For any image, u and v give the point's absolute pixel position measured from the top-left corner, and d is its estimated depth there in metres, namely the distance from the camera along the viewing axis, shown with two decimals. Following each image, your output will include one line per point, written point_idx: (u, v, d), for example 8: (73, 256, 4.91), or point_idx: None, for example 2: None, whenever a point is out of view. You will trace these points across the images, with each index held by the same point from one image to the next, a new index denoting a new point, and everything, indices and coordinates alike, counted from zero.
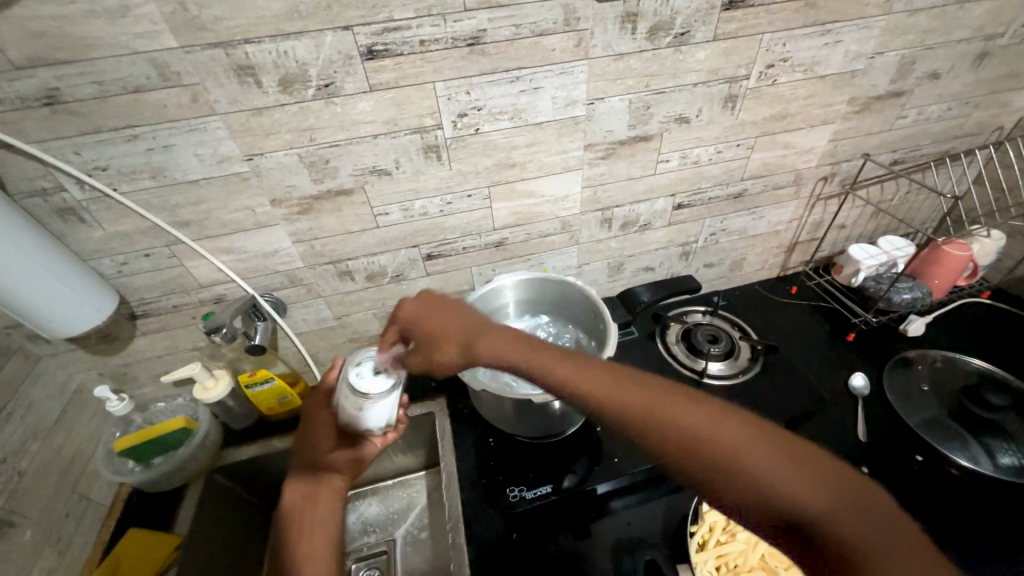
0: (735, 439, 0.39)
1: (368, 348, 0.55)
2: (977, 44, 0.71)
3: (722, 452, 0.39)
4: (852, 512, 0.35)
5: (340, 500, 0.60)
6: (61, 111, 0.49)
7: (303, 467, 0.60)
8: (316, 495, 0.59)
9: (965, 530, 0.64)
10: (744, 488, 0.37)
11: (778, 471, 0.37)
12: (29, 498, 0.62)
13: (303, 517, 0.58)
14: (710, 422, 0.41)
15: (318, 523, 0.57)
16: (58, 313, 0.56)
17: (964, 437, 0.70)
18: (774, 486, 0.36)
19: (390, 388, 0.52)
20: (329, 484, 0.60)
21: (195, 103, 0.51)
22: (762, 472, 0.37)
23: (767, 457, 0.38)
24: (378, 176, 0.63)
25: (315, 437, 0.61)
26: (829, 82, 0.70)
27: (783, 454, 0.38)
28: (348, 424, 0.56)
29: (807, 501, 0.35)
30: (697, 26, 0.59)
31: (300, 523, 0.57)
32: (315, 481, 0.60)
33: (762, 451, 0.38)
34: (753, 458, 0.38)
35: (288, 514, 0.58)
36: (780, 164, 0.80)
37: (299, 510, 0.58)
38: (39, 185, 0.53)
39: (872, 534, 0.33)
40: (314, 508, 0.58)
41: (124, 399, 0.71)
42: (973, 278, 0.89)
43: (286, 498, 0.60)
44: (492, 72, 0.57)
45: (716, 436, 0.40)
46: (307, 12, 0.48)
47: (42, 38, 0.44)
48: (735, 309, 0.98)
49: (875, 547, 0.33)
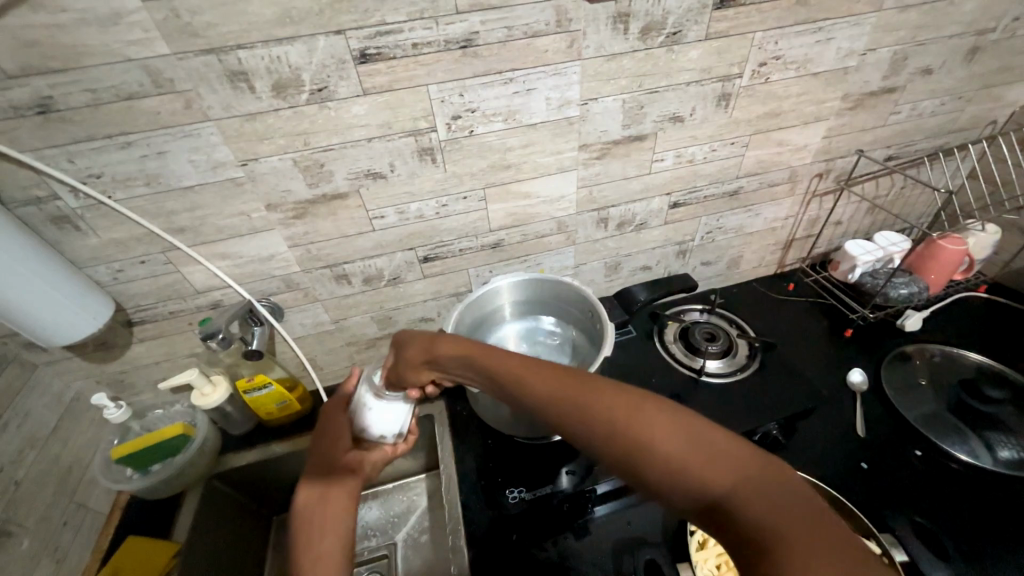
0: (640, 413, 0.34)
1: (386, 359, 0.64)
2: (968, 39, 0.72)
3: (622, 428, 0.34)
4: (764, 493, 0.30)
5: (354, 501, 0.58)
6: (54, 119, 0.49)
7: (321, 465, 0.59)
8: (331, 492, 0.57)
9: (967, 524, 0.64)
10: (647, 469, 0.33)
11: (678, 451, 0.32)
12: (26, 507, 0.62)
13: (319, 513, 0.55)
14: (612, 398, 0.36)
15: (334, 520, 0.54)
16: (56, 322, 0.56)
17: (962, 432, 0.71)
18: (674, 466, 0.32)
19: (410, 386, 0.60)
20: (345, 482, 0.58)
21: (188, 109, 0.51)
22: (666, 452, 0.32)
23: (668, 435, 0.33)
24: (374, 179, 0.63)
25: (335, 437, 0.61)
26: (822, 79, 0.70)
27: (695, 433, 0.33)
28: (364, 431, 0.59)
29: (713, 483, 0.30)
30: (689, 25, 0.59)
31: (314, 520, 0.54)
32: (332, 478, 0.58)
33: (664, 425, 0.33)
34: (653, 433, 0.33)
35: (302, 511, 0.55)
36: (775, 161, 0.80)
37: (314, 507, 0.56)
38: (33, 193, 0.53)
39: (787, 520, 0.28)
40: (330, 505, 0.56)
41: (121, 406, 0.71)
42: (969, 272, 0.90)
43: (301, 496, 0.57)
44: (485, 74, 0.57)
45: (616, 413, 0.35)
46: (299, 17, 0.48)
47: (34, 46, 0.44)
48: (732, 307, 0.98)
49: (788, 531, 0.28)
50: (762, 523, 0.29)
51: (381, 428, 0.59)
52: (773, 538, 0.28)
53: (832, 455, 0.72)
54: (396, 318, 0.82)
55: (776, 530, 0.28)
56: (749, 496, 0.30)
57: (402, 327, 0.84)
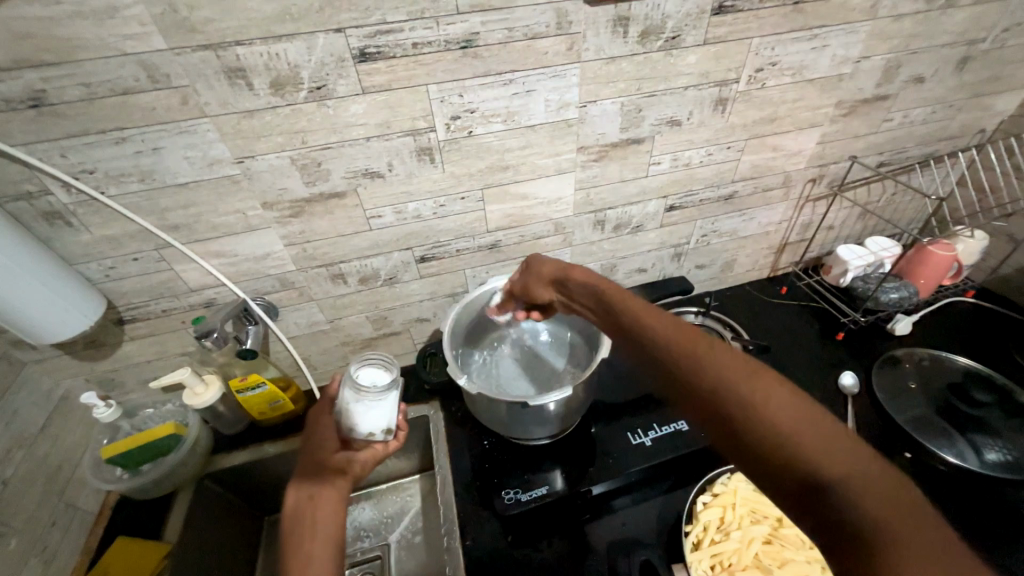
0: (764, 385, 0.36)
1: (368, 353, 0.58)
2: (959, 49, 0.73)
3: (740, 393, 0.36)
4: (877, 488, 0.31)
5: (344, 501, 0.58)
6: (46, 113, 0.48)
7: (308, 467, 0.59)
8: (320, 495, 0.57)
9: (955, 524, 0.65)
10: (747, 431, 0.35)
11: (802, 429, 0.34)
12: (14, 507, 0.61)
13: (307, 516, 0.56)
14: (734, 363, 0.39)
15: (321, 524, 0.55)
16: (45, 319, 0.55)
17: (951, 434, 0.72)
18: (793, 440, 0.33)
19: (392, 388, 0.55)
20: (334, 485, 0.58)
21: (184, 106, 0.51)
22: (780, 414, 0.35)
23: (794, 410, 0.35)
24: (371, 178, 0.62)
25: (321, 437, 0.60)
26: (817, 86, 0.71)
27: (821, 423, 0.34)
28: (351, 430, 0.57)
29: (828, 464, 0.32)
30: (687, 30, 0.60)
31: (303, 522, 0.55)
32: (320, 481, 0.58)
33: (786, 401, 0.35)
34: (773, 403, 0.35)
35: (292, 512, 0.56)
36: (770, 166, 0.81)
37: (303, 510, 0.56)
38: (24, 188, 0.52)
39: (904, 518, 0.30)
40: (319, 508, 0.56)
41: (111, 405, 0.70)
42: (958, 277, 0.91)
43: (291, 496, 0.57)
44: (485, 75, 0.57)
45: (737, 375, 0.38)
46: (298, 15, 0.48)
47: (27, 39, 0.44)
48: (727, 310, 0.99)
49: (895, 522, 0.29)
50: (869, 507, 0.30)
51: (364, 427, 0.56)
52: (883, 524, 0.29)
53: None
54: (392, 318, 0.82)
55: (885, 520, 0.29)
56: (868, 489, 0.31)
57: (397, 327, 0.84)
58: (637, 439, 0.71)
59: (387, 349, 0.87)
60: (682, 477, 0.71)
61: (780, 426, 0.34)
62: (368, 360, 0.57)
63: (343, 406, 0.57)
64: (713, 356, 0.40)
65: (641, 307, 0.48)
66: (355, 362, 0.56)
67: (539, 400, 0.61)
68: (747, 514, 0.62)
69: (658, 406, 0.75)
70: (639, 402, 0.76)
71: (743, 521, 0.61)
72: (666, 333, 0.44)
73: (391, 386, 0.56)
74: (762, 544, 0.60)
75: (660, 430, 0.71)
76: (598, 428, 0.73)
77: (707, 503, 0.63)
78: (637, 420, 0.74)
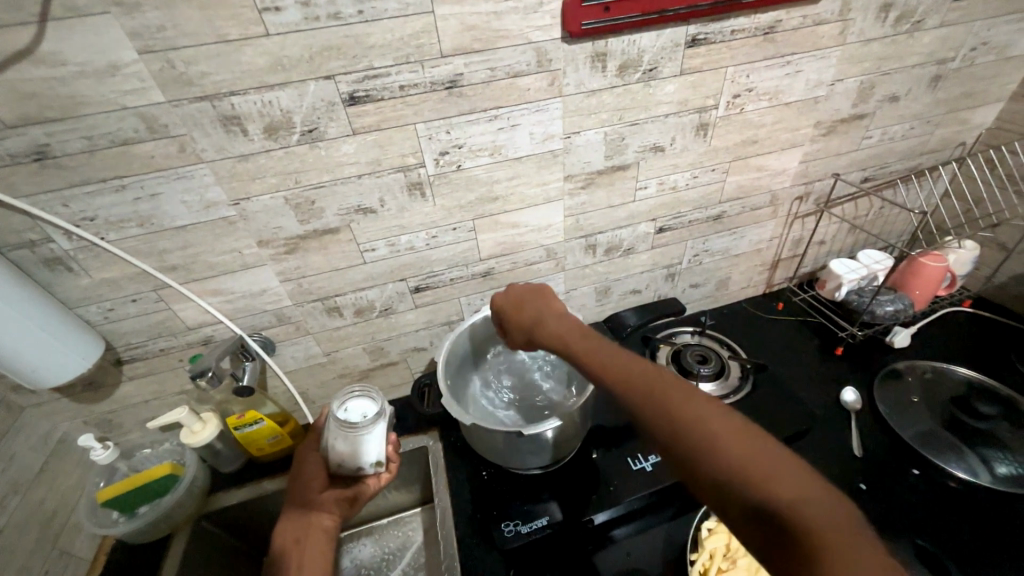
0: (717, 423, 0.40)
1: (352, 386, 0.58)
2: (930, 68, 0.75)
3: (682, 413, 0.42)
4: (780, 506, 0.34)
5: (330, 543, 0.59)
6: (50, 165, 0.50)
7: (293, 507, 0.59)
8: (306, 538, 0.58)
9: (969, 544, 0.63)
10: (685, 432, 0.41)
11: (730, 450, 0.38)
12: (8, 556, 0.60)
13: (294, 559, 0.56)
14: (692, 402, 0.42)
15: (308, 564, 0.56)
16: (44, 365, 0.56)
17: (959, 449, 0.71)
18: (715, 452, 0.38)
19: (381, 418, 0.56)
20: (320, 527, 0.58)
21: (182, 153, 0.53)
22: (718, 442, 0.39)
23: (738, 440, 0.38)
24: (364, 214, 0.64)
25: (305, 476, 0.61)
26: (795, 109, 0.73)
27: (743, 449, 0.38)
28: (342, 463, 0.57)
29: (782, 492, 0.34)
30: (663, 62, 0.62)
31: (290, 565, 0.56)
32: (306, 523, 0.58)
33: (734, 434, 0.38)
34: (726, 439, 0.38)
35: (277, 555, 0.57)
36: (756, 186, 0.82)
37: (289, 553, 0.57)
38: (26, 237, 0.54)
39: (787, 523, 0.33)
40: (303, 552, 0.57)
41: (109, 447, 0.70)
42: (952, 288, 0.92)
43: (276, 540, 0.58)
44: (470, 112, 0.59)
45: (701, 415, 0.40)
46: (289, 65, 0.50)
47: (32, 98, 0.46)
48: (724, 328, 0.99)
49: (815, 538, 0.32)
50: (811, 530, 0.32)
51: (357, 459, 0.56)
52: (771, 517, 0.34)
53: (830, 477, 0.71)
54: (389, 349, 0.82)
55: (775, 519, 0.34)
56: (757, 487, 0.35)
57: (394, 357, 0.84)
58: (638, 464, 0.70)
59: (385, 379, 0.87)
60: (685, 503, 0.70)
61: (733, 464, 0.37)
62: (352, 393, 0.57)
63: (331, 441, 0.57)
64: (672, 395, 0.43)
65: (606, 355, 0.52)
66: (339, 397, 0.56)
67: (534, 429, 0.60)
68: None
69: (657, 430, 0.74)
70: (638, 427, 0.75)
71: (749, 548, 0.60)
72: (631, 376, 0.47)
73: (379, 417, 0.56)
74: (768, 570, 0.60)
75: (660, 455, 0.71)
76: (599, 454, 0.72)
77: (713, 529, 0.61)
78: (636, 445, 0.73)
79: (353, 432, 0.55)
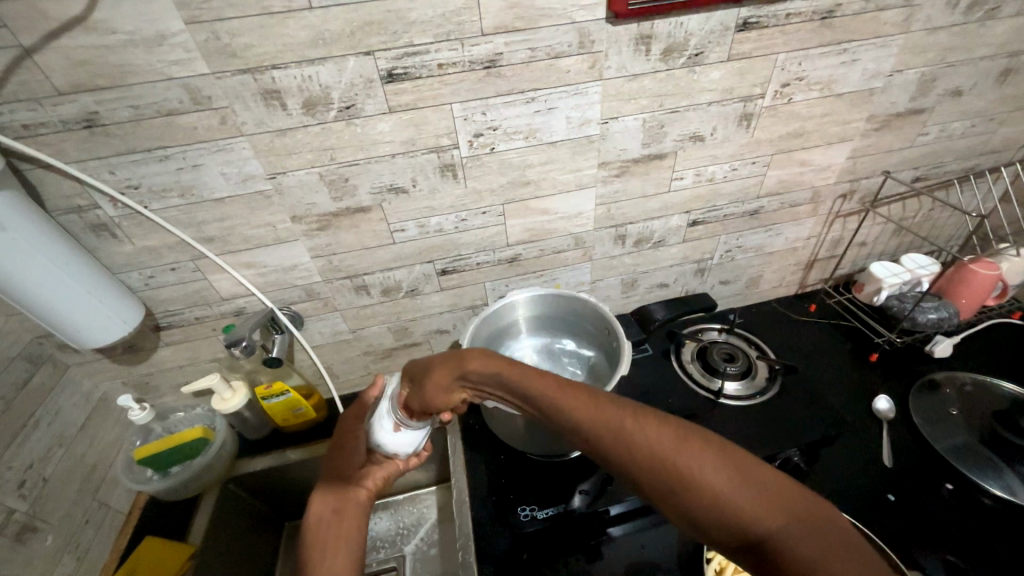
0: (695, 458, 0.37)
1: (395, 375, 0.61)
2: (1000, 60, 0.70)
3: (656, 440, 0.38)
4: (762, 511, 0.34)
5: (365, 517, 0.59)
6: (99, 133, 0.51)
7: (333, 479, 0.60)
8: (344, 510, 0.58)
9: (1002, 564, 0.60)
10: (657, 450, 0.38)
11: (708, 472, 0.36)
12: (53, 503, 0.64)
13: (331, 529, 0.55)
14: (667, 432, 0.39)
15: (346, 532, 0.55)
16: (89, 328, 0.58)
17: (998, 466, 0.67)
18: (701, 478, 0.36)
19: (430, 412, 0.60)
20: (357, 500, 0.59)
21: (223, 125, 0.54)
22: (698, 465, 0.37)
23: (718, 471, 0.36)
24: (396, 194, 0.64)
25: (351, 447, 0.62)
26: (847, 100, 0.69)
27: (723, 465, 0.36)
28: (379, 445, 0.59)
29: (767, 518, 0.34)
30: (711, 47, 0.60)
31: (326, 535, 0.55)
32: (343, 495, 0.59)
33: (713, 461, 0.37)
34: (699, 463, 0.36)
35: (314, 525, 0.56)
36: (798, 181, 0.79)
37: (325, 524, 0.56)
38: (75, 203, 0.56)
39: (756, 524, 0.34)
40: (340, 521, 0.56)
41: (145, 408, 0.73)
42: (1003, 298, 0.87)
43: (312, 512, 0.57)
44: (508, 93, 0.58)
45: (673, 449, 0.37)
46: (331, 39, 0.50)
47: (84, 65, 0.47)
48: (752, 328, 0.96)
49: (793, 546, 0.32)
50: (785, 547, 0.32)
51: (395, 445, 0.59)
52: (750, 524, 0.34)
53: (856, 486, 0.69)
54: (412, 330, 0.83)
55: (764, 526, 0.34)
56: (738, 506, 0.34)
57: (417, 338, 0.85)
58: None
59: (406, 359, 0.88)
60: None
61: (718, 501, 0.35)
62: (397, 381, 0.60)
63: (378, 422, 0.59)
64: (636, 428, 0.39)
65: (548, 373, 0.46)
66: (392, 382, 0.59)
67: None
68: None
69: None
70: None
71: None
72: (585, 413, 0.42)
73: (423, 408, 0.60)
74: None
75: None
76: None
77: None
78: None
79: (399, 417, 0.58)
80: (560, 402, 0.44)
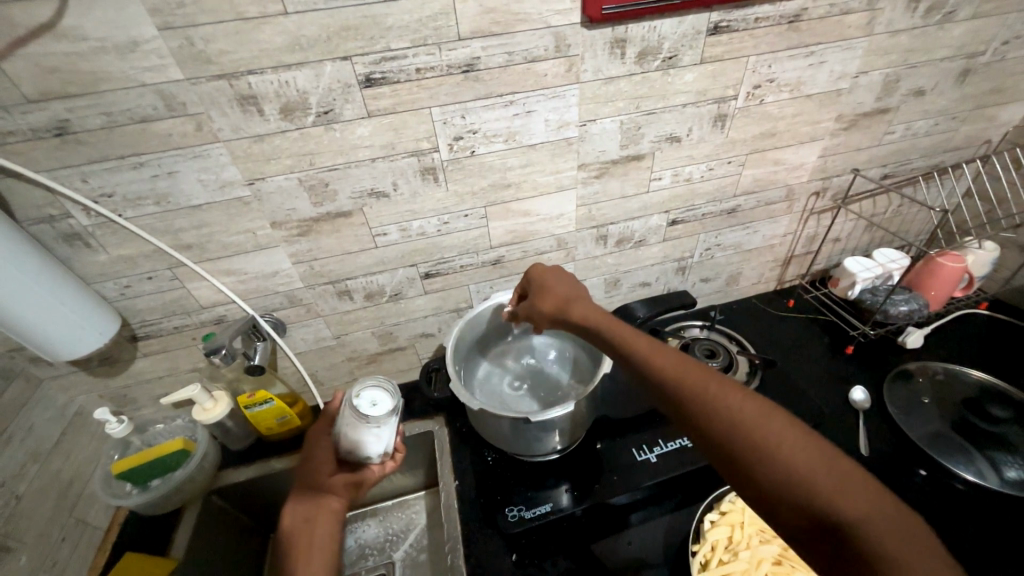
0: (784, 436, 0.38)
1: (368, 375, 0.57)
2: (959, 62, 0.73)
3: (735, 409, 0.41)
4: (835, 485, 0.35)
5: (337, 523, 0.61)
6: (70, 141, 0.50)
7: (302, 487, 0.61)
8: (315, 518, 0.59)
9: (974, 545, 0.63)
10: (737, 414, 0.40)
11: (788, 442, 0.38)
12: (25, 522, 0.62)
13: (302, 538, 0.58)
14: (749, 404, 0.41)
15: (316, 543, 0.58)
16: (63, 340, 0.57)
17: (969, 451, 0.70)
18: (776, 444, 0.38)
19: (394, 416, 0.55)
20: (326, 509, 0.60)
21: (199, 131, 0.53)
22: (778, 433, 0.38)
23: (807, 454, 0.37)
24: (377, 198, 0.64)
25: (316, 457, 0.61)
26: (816, 101, 0.71)
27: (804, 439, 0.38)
28: (350, 451, 0.58)
29: (846, 502, 0.34)
30: (684, 50, 0.61)
31: (297, 544, 0.58)
32: (314, 505, 0.60)
33: (800, 439, 0.38)
34: (782, 434, 0.38)
35: (288, 534, 0.59)
36: (772, 180, 0.81)
37: (298, 532, 0.59)
38: (46, 212, 0.55)
39: (836, 501, 0.34)
40: (310, 531, 0.59)
41: (123, 421, 0.71)
42: (970, 289, 0.90)
43: (287, 518, 0.60)
44: (486, 97, 0.59)
45: (762, 421, 0.39)
46: (307, 45, 0.50)
47: (53, 72, 0.46)
48: (733, 324, 0.98)
49: (870, 527, 0.33)
50: (864, 531, 0.33)
51: (364, 450, 0.57)
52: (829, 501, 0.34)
53: None
54: (397, 334, 0.83)
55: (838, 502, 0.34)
56: (814, 479, 0.36)
57: (403, 342, 0.85)
58: (642, 456, 0.70)
59: (392, 364, 0.88)
60: (688, 495, 0.70)
61: (800, 478, 0.36)
62: (368, 381, 0.56)
63: (345, 428, 0.56)
64: (728, 396, 0.42)
65: (647, 342, 0.51)
66: (357, 386, 0.54)
67: (542, 416, 0.61)
68: (755, 534, 0.60)
69: (661, 424, 0.74)
70: (643, 419, 0.76)
71: (751, 541, 0.60)
72: (672, 371, 0.46)
73: (391, 413, 0.55)
74: (772, 565, 0.58)
75: (666, 446, 0.71)
76: (603, 445, 0.73)
77: (714, 521, 0.61)
78: (642, 436, 0.73)
79: (364, 423, 0.54)
80: (656, 362, 0.48)
